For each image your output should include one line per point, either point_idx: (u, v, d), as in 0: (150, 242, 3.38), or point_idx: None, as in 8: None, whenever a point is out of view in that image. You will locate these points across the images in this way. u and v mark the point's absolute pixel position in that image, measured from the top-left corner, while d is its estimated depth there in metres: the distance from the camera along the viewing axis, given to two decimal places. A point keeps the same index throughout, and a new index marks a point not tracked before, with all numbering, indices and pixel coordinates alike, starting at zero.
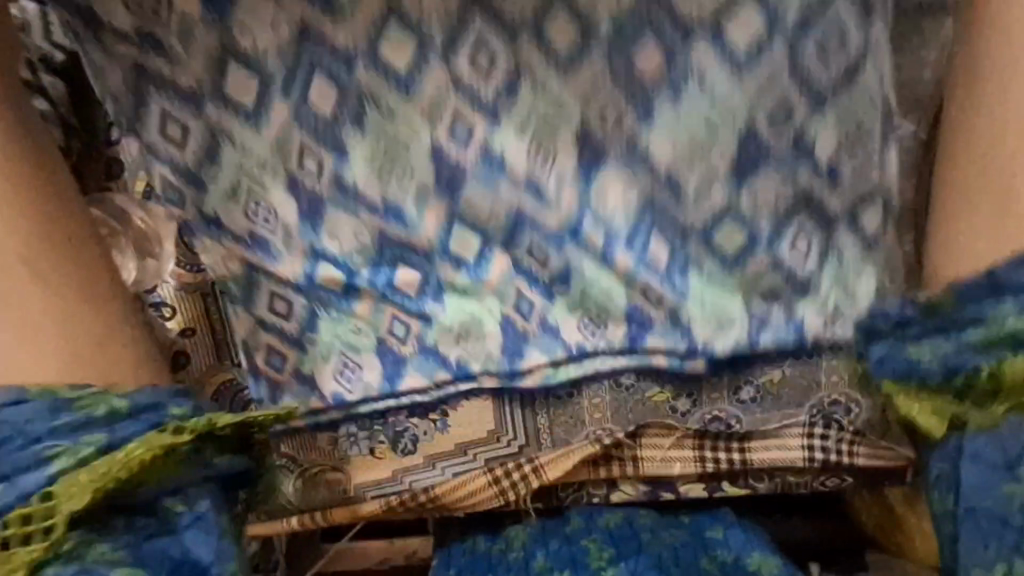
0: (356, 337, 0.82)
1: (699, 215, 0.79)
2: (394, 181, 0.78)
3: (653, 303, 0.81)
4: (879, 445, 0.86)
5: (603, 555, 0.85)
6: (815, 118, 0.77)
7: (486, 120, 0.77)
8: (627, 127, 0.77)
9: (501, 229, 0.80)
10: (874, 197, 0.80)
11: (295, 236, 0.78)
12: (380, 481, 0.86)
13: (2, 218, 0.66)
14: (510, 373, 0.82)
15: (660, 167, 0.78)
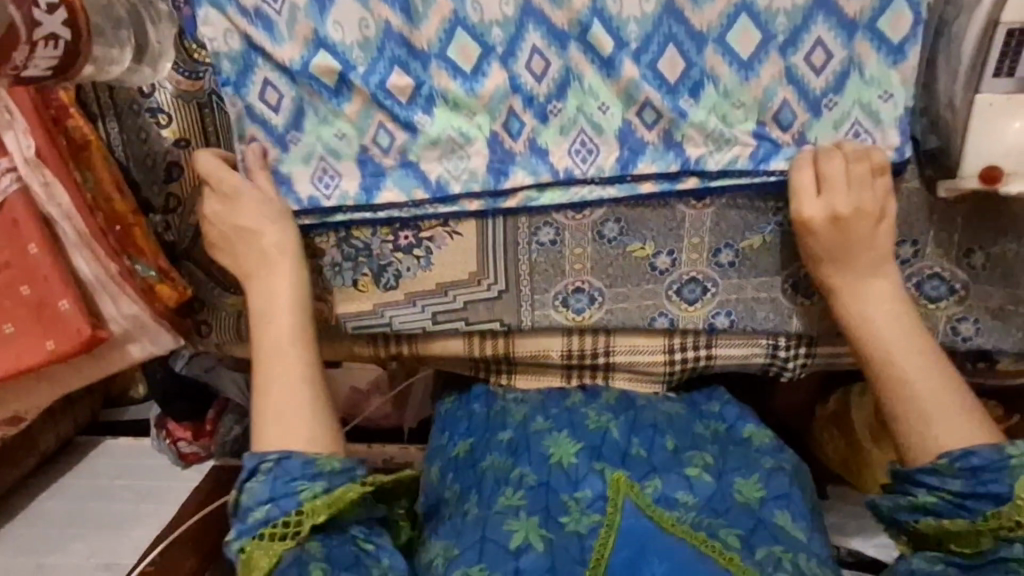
0: (351, 163, 0.82)
1: (707, 17, 0.77)
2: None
3: (646, 124, 0.81)
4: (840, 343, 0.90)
5: (611, 428, 0.85)
6: None
7: None
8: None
9: (501, 34, 0.78)
10: (874, 46, 0.77)
11: (301, 15, 0.76)
12: (360, 313, 0.88)
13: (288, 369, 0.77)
14: (494, 196, 0.83)
15: None
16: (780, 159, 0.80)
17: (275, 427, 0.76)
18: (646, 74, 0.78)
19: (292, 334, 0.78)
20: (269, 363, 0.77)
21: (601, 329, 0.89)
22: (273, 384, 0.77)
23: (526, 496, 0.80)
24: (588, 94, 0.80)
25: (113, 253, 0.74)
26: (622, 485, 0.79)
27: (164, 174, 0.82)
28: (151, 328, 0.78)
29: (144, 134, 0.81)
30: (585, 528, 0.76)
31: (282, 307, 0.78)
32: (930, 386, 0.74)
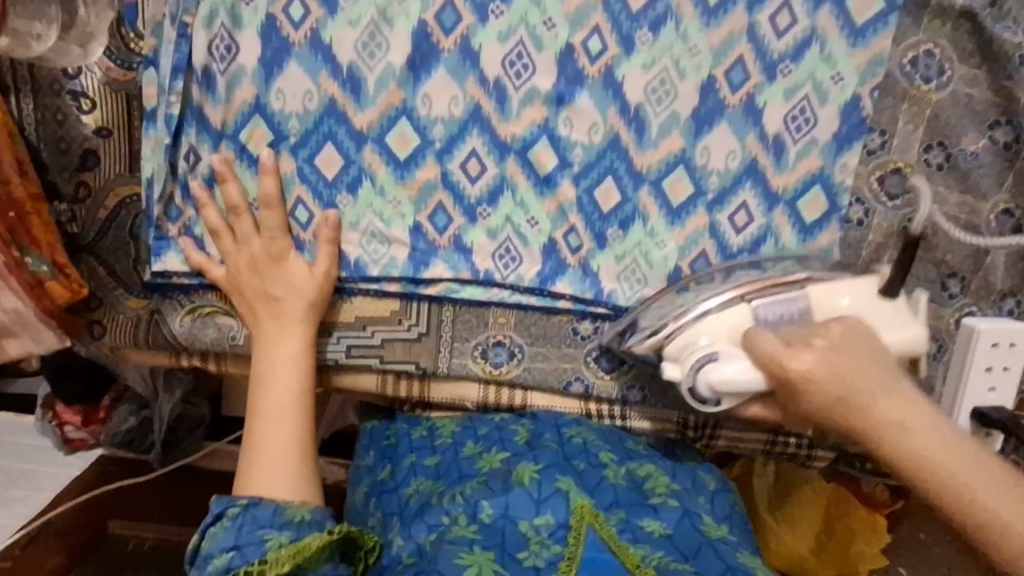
0: None
1: (649, 160, 0.82)
2: (364, 55, 0.77)
3: (570, 248, 0.84)
4: (742, 426, 0.92)
5: (552, 446, 0.83)
6: (766, 87, 0.80)
7: (475, 13, 0.77)
8: (610, 45, 0.78)
9: (443, 136, 0.80)
10: (782, 203, 0.83)
11: (246, 77, 0.76)
12: None
13: (275, 369, 0.80)
14: (416, 281, 0.84)
15: (629, 104, 0.80)
16: None
17: (255, 467, 0.78)
18: (582, 198, 0.83)
19: (293, 344, 0.81)
20: (261, 415, 0.80)
21: (517, 385, 0.89)
22: (268, 430, 0.80)
23: (482, 529, 0.74)
24: (519, 207, 0.83)
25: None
26: (588, 515, 0.74)
27: (78, 161, 0.77)
28: (33, 325, 0.72)
29: (62, 116, 0.76)
30: (546, 560, 0.71)
31: (283, 415, 0.80)
32: (991, 494, 0.58)
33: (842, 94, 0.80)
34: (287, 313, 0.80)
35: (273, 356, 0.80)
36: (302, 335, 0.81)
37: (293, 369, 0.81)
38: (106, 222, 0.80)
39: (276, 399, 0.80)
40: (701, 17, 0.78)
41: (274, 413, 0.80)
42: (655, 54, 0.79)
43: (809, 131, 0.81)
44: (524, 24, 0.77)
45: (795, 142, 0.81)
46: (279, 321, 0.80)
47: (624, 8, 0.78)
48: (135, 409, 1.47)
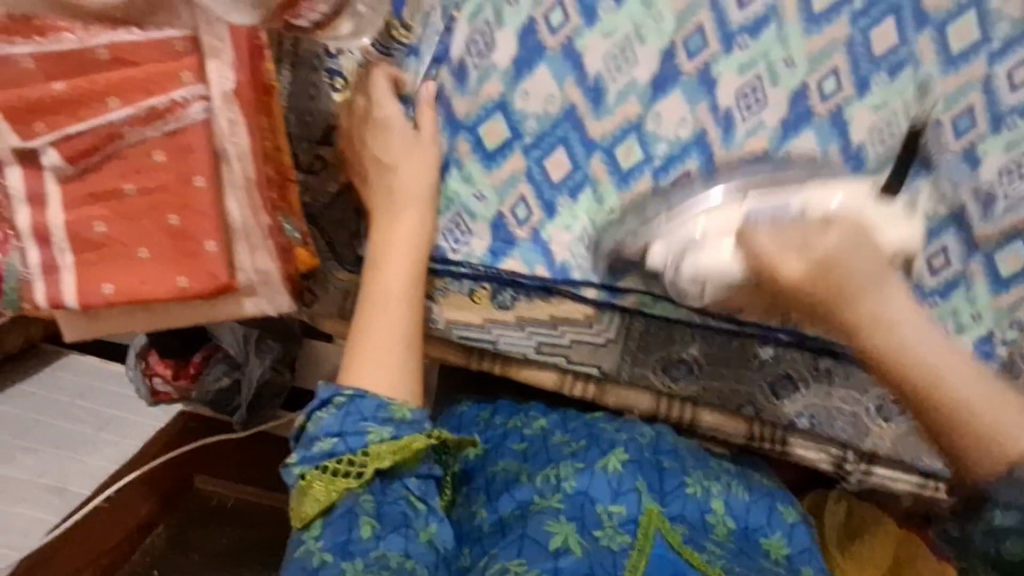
0: (485, 236, 0.85)
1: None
2: (611, 68, 0.79)
3: None
4: (899, 468, 0.93)
5: (642, 442, 0.85)
6: (990, 140, 0.79)
7: (721, 41, 0.77)
8: (845, 87, 0.78)
9: (665, 154, 0.81)
10: (982, 254, 0.84)
11: (495, 75, 0.80)
12: (469, 323, 0.87)
13: (391, 252, 0.79)
14: (610, 293, 0.85)
15: (853, 141, 0.79)
16: None
17: (358, 360, 0.75)
18: None
19: (414, 226, 0.80)
20: (371, 298, 0.78)
21: (690, 400, 0.91)
22: (378, 324, 0.76)
23: (565, 501, 0.75)
24: None
25: (269, 206, 0.70)
26: (656, 520, 0.72)
27: (321, 135, 0.81)
28: (275, 286, 0.75)
29: (314, 91, 0.79)
30: (618, 546, 0.69)
31: (393, 296, 0.78)
32: (988, 410, 0.49)
33: None
34: (415, 192, 0.79)
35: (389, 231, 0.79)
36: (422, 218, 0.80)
37: (408, 251, 0.79)
38: (335, 195, 0.83)
39: (389, 282, 0.78)
40: (940, 65, 0.77)
41: (382, 294, 0.77)
42: (888, 97, 0.78)
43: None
44: (764, 60, 0.78)
45: (1008, 198, 0.81)
46: (407, 207, 0.79)
47: (867, 52, 0.77)
48: (228, 369, 1.32)
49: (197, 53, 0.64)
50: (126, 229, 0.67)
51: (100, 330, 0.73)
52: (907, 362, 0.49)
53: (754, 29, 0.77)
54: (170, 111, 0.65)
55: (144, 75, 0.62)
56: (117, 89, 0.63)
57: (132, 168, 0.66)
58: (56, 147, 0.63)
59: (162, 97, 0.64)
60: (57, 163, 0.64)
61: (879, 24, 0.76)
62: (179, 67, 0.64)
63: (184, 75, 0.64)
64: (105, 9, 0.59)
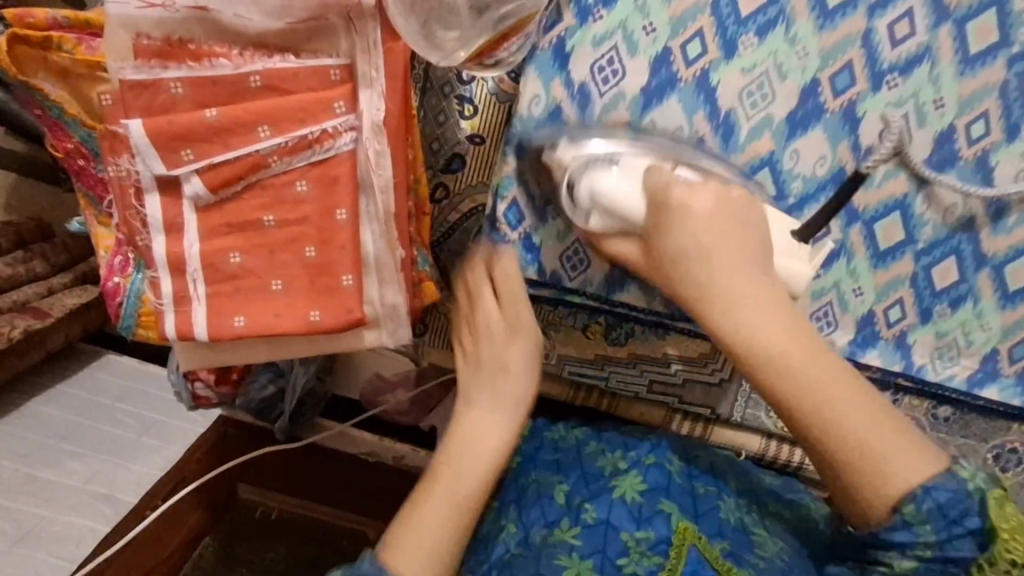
0: (604, 267, 0.78)
1: (1000, 243, 0.79)
2: (746, 103, 0.77)
3: (888, 321, 0.83)
4: None
5: (676, 465, 0.79)
6: None
7: (870, 80, 0.75)
8: (993, 131, 0.76)
9: (800, 192, 0.79)
10: None
11: (625, 103, 0.76)
12: (580, 359, 0.85)
13: (481, 434, 0.72)
14: None
15: (995, 187, 0.77)
16: (992, 387, 0.84)
17: (406, 540, 0.66)
18: (918, 274, 0.81)
19: (513, 409, 0.73)
20: (442, 474, 0.70)
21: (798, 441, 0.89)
22: (440, 501, 0.68)
23: (582, 535, 0.72)
24: (849, 275, 0.82)
25: (406, 240, 0.67)
26: (688, 535, 0.71)
27: (444, 162, 0.78)
28: (400, 321, 0.71)
29: (443, 117, 0.77)
30: (644, 571, 0.68)
31: (468, 477, 0.70)
32: (826, 383, 0.61)
33: None
34: (524, 378, 0.75)
35: (490, 398, 0.74)
36: (521, 397, 0.74)
37: (497, 434, 0.72)
38: (453, 226, 0.81)
39: (467, 461, 0.71)
40: None
41: (456, 470, 0.70)
42: None
43: None
44: (914, 99, 0.76)
45: None
46: (507, 385, 0.74)
47: (1021, 97, 0.74)
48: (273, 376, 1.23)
49: (354, 82, 0.61)
50: (261, 260, 0.65)
51: (217, 362, 0.70)
52: (750, 355, 0.63)
53: (905, 68, 0.75)
54: (320, 141, 0.62)
55: (296, 103, 0.60)
56: (269, 117, 0.60)
57: (277, 197, 0.63)
58: (200, 175, 0.61)
59: (312, 126, 0.61)
60: (199, 192, 0.62)
61: None
62: (331, 95, 0.61)
63: (338, 104, 0.61)
64: (264, 37, 0.60)
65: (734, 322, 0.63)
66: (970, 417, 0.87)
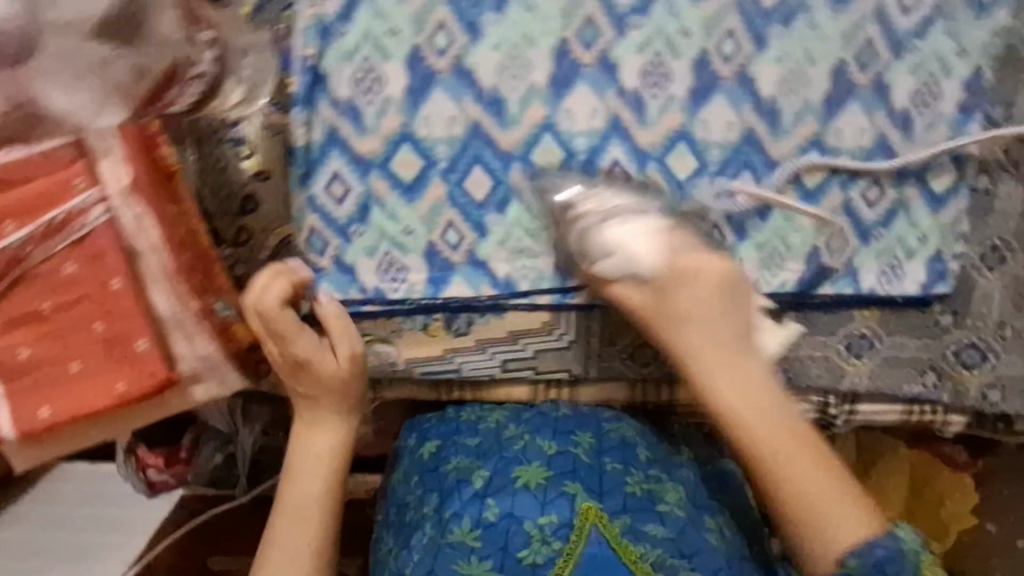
0: (423, 266, 0.84)
1: (783, 147, 0.84)
2: (509, 78, 0.79)
3: (708, 244, 0.86)
4: (880, 400, 0.95)
5: (584, 444, 0.82)
6: (893, 67, 0.82)
7: (613, 29, 0.79)
8: (743, 46, 0.80)
9: (586, 146, 0.82)
10: (912, 180, 0.88)
11: (394, 109, 0.79)
12: (429, 358, 0.86)
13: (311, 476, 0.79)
14: (562, 293, 0.86)
15: (763, 98, 0.82)
16: (826, 283, 0.89)
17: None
18: (722, 195, 0.85)
19: (322, 482, 0.79)
20: (280, 526, 0.77)
21: (663, 380, 0.91)
22: (286, 555, 0.75)
23: (485, 533, 0.74)
24: (660, 213, 0.84)
25: (196, 291, 0.70)
26: (591, 514, 0.73)
27: (238, 206, 0.79)
28: (222, 367, 0.74)
29: (222, 164, 0.78)
30: (544, 558, 0.71)
31: (298, 551, 0.76)
32: (810, 479, 0.73)
33: (969, 66, 0.82)
34: (327, 403, 0.80)
35: (313, 470, 0.80)
36: (334, 426, 0.81)
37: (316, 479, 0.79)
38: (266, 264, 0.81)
39: (297, 513, 0.77)
40: (832, 4, 0.80)
41: (283, 539, 0.76)
42: (786, 49, 0.81)
43: (935, 108, 0.84)
44: (660, 37, 0.79)
45: (923, 118, 0.84)
46: (312, 462, 0.80)
47: (754, 8, 0.79)
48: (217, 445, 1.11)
49: (89, 156, 0.64)
50: (47, 348, 0.65)
51: (45, 457, 0.70)
52: (755, 457, 0.75)
53: (640, 10, 0.79)
54: (70, 221, 0.64)
55: (39, 190, 0.63)
56: (13, 211, 0.63)
57: (46, 283, 0.64)
58: None
59: (57, 209, 0.64)
60: None
61: None
62: (70, 174, 0.64)
63: (77, 181, 0.64)
64: None
65: (724, 410, 0.76)
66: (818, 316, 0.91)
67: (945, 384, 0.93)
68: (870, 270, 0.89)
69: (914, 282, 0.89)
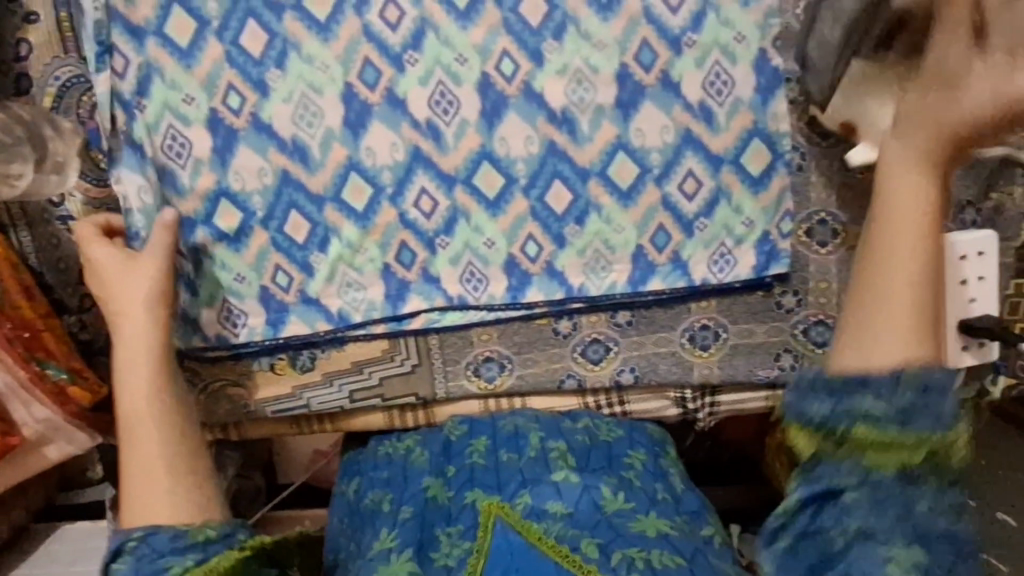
0: (258, 308, 0.88)
1: (588, 154, 0.85)
2: (303, 125, 0.82)
3: (530, 256, 0.88)
4: (741, 389, 0.94)
5: (481, 445, 0.85)
6: (674, 61, 0.83)
7: (392, 66, 0.81)
8: (521, 63, 0.82)
9: (392, 179, 0.84)
10: (727, 163, 0.86)
11: (204, 166, 0.82)
12: (279, 396, 0.91)
13: (135, 377, 0.72)
14: (396, 319, 0.89)
15: (556, 110, 0.83)
16: (655, 279, 0.89)
17: (135, 500, 0.70)
18: (535, 207, 0.86)
19: (151, 382, 0.73)
20: (128, 449, 0.71)
21: (513, 394, 0.93)
22: (139, 480, 0.70)
23: (399, 534, 0.78)
24: (475, 232, 0.87)
25: (19, 359, 0.77)
26: (493, 507, 0.76)
27: (77, 275, 0.86)
28: (65, 429, 0.80)
29: (56, 240, 0.84)
30: (456, 560, 0.73)
31: (149, 420, 0.72)
32: (892, 339, 0.61)
33: (750, 51, 0.83)
34: (134, 303, 0.74)
35: (156, 381, 0.73)
36: (147, 323, 0.74)
37: (144, 380, 0.73)
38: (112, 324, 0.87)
39: (142, 431, 0.71)
40: (597, 14, 0.81)
41: (137, 420, 0.72)
42: (565, 59, 0.82)
43: (731, 93, 0.84)
44: (439, 65, 0.81)
45: (721, 106, 0.85)
46: (132, 372, 0.73)
47: (525, 27, 0.81)
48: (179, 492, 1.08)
49: None
50: None
51: None
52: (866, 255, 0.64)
53: (415, 44, 0.81)
54: None
55: None
56: None
57: None
58: None
59: None
60: None
61: None
62: None
63: None
64: None
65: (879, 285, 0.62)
66: (655, 310, 0.91)
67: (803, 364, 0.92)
68: (700, 260, 0.90)
69: (746, 265, 0.89)
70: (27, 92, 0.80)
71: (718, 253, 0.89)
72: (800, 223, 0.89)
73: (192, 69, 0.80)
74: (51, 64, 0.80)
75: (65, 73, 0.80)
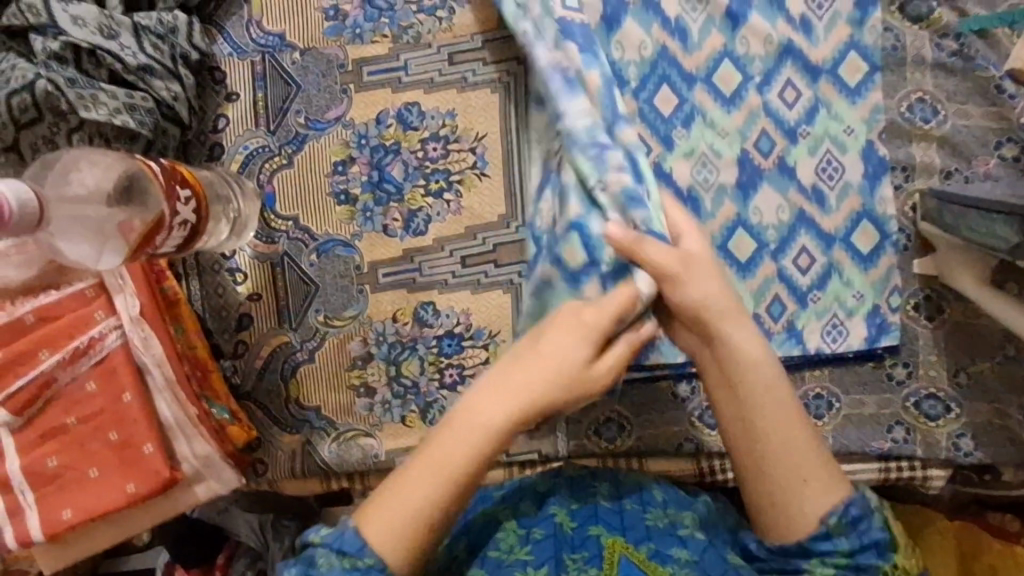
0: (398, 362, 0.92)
1: (711, 228, 0.93)
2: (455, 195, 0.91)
3: None
4: (857, 460, 0.94)
5: (605, 487, 0.81)
6: (789, 149, 0.92)
7: None
8: (654, 146, 0.92)
9: None
10: (838, 242, 0.93)
11: (364, 228, 0.91)
12: None
13: (493, 411, 0.66)
14: None
15: (683, 188, 0.92)
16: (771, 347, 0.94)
17: (382, 509, 0.64)
18: None
19: (497, 432, 0.66)
20: (420, 466, 0.66)
21: (633, 454, 0.95)
22: (398, 499, 0.64)
23: (534, 551, 0.74)
24: None
25: (194, 398, 0.82)
26: (618, 545, 0.73)
27: (235, 323, 0.92)
28: (217, 467, 0.83)
29: (222, 290, 0.92)
30: None
31: (455, 460, 0.65)
32: None
33: (858, 141, 0.92)
34: (546, 352, 0.67)
35: (495, 428, 0.66)
36: (541, 375, 0.67)
37: (497, 417, 0.66)
38: (261, 370, 0.92)
39: (446, 466, 0.65)
40: (721, 106, 0.92)
41: (451, 444, 0.66)
42: (693, 144, 0.92)
43: (841, 177, 0.93)
44: None
45: (833, 189, 0.93)
46: (497, 397, 0.67)
47: (658, 115, 0.92)
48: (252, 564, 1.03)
49: (107, 293, 0.79)
50: (69, 457, 0.77)
51: (67, 556, 0.80)
52: None
53: None
54: (92, 346, 0.77)
55: (64, 325, 0.76)
56: (46, 342, 0.76)
57: (68, 404, 0.77)
58: None
59: (81, 337, 0.77)
60: None
61: (657, 93, 0.92)
62: (91, 308, 0.78)
63: (97, 313, 0.78)
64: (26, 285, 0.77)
65: None
66: None
67: (915, 436, 0.93)
68: (814, 331, 0.94)
69: (858, 336, 0.94)
70: (218, 158, 0.92)
71: (832, 324, 0.94)
72: (907, 301, 0.94)
73: (366, 143, 0.91)
74: (241, 135, 0.92)
75: (252, 141, 0.91)
